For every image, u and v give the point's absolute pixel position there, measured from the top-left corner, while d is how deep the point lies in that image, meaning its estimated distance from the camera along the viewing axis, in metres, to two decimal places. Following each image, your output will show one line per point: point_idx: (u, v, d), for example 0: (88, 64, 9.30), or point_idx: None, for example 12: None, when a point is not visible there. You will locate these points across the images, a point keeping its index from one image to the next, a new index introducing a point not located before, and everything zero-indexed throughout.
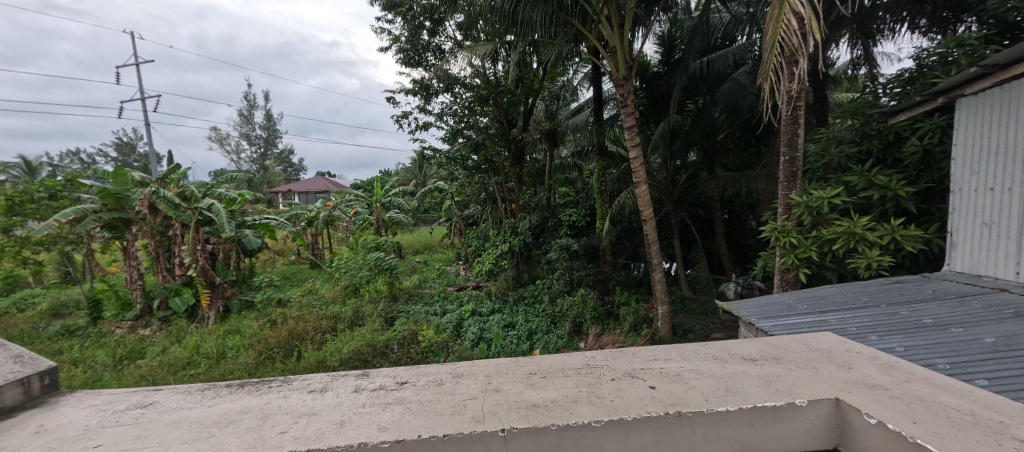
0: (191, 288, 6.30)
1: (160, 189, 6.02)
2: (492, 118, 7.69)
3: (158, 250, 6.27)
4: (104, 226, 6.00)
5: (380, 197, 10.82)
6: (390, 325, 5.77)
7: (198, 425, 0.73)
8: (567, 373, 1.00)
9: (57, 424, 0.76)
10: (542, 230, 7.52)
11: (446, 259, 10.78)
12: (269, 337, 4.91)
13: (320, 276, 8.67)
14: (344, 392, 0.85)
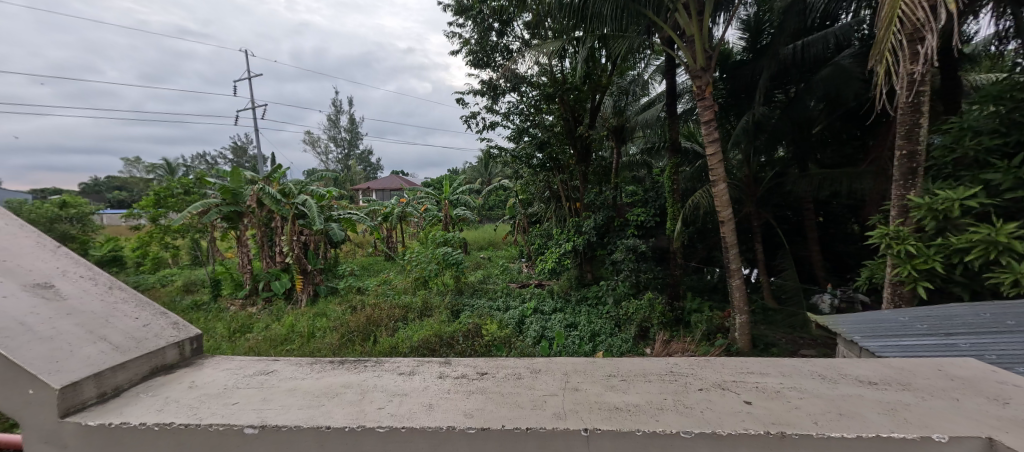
0: (288, 273, 7.14)
1: (266, 186, 6.93)
2: (558, 116, 7.54)
3: (264, 239, 7.22)
4: (222, 218, 7.01)
5: (448, 195, 11.35)
6: (456, 318, 6.03)
7: (310, 395, 0.83)
8: (649, 378, 0.96)
9: (204, 381, 0.91)
10: (607, 230, 7.29)
11: (509, 256, 10.99)
12: (351, 322, 5.43)
13: (393, 268, 9.32)
14: (428, 377, 0.91)
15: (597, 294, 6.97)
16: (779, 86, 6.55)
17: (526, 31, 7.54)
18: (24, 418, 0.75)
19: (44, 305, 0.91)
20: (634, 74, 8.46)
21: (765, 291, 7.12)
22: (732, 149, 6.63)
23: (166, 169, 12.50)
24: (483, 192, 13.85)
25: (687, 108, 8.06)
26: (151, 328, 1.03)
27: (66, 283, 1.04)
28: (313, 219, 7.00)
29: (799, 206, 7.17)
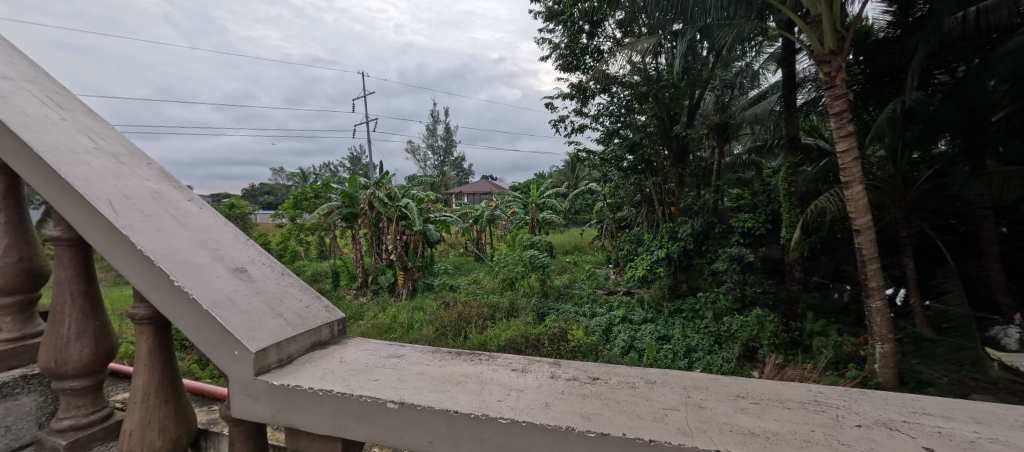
0: (392, 269, 8.01)
1: (376, 191, 7.83)
2: (652, 115, 7.40)
3: (374, 238, 8.15)
4: (341, 218, 8.07)
5: (534, 198, 11.69)
6: (541, 320, 6.25)
7: (436, 378, 0.85)
8: (788, 406, 0.84)
9: (351, 358, 1.04)
10: (705, 237, 7.19)
11: (595, 263, 10.95)
12: (444, 317, 5.92)
13: (482, 269, 9.93)
14: (538, 375, 0.88)
15: (693, 308, 6.74)
16: (940, 65, 5.52)
17: (619, 31, 7.95)
18: (231, 374, 0.95)
19: (242, 285, 1.14)
20: (742, 65, 7.86)
21: (918, 318, 5.86)
22: (873, 143, 5.93)
23: (297, 174, 14.80)
24: (570, 196, 13.96)
25: (811, 98, 7.10)
26: (310, 310, 1.25)
27: (253, 266, 1.28)
28: (413, 220, 7.81)
29: (971, 215, 5.78)
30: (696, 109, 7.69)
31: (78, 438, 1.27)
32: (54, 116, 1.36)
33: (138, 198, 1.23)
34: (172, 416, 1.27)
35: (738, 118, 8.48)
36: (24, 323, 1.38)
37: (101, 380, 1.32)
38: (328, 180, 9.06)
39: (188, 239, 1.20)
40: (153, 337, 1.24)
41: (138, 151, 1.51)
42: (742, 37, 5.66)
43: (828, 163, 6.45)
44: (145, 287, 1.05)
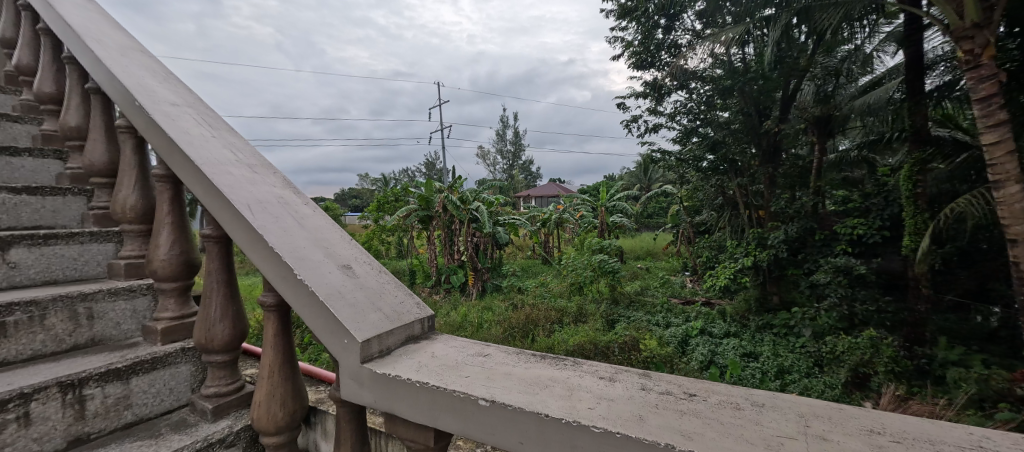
0: (463, 269, 8.35)
1: (449, 195, 8.17)
2: (737, 111, 7.02)
3: (447, 239, 8.54)
4: (418, 221, 8.53)
5: (604, 201, 11.44)
6: (611, 328, 6.09)
7: (525, 380, 0.86)
8: (941, 451, 0.70)
9: (442, 353, 1.10)
10: (802, 244, 6.50)
11: (670, 270, 10.43)
12: (512, 318, 6.00)
13: (550, 272, 10.00)
14: (629, 386, 0.84)
15: (787, 324, 6.05)
16: None
17: (698, 22, 7.65)
18: (341, 360, 1.06)
19: (349, 280, 1.27)
20: (849, 47, 6.22)
21: None
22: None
23: (382, 179, 16.08)
24: (642, 199, 13.43)
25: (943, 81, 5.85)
26: (405, 306, 1.34)
27: (359, 263, 1.41)
28: (484, 223, 8.10)
29: None
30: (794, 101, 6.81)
31: (222, 402, 1.54)
32: (206, 134, 1.63)
33: (269, 203, 1.43)
34: (290, 393, 1.45)
35: (844, 109, 6.80)
36: (182, 305, 1.71)
37: (236, 355, 1.57)
38: (406, 185, 9.69)
39: (307, 239, 1.36)
40: (276, 323, 1.42)
41: (267, 162, 1.75)
42: (851, 16, 5.27)
43: (969, 158, 5.23)
44: (274, 280, 1.22)
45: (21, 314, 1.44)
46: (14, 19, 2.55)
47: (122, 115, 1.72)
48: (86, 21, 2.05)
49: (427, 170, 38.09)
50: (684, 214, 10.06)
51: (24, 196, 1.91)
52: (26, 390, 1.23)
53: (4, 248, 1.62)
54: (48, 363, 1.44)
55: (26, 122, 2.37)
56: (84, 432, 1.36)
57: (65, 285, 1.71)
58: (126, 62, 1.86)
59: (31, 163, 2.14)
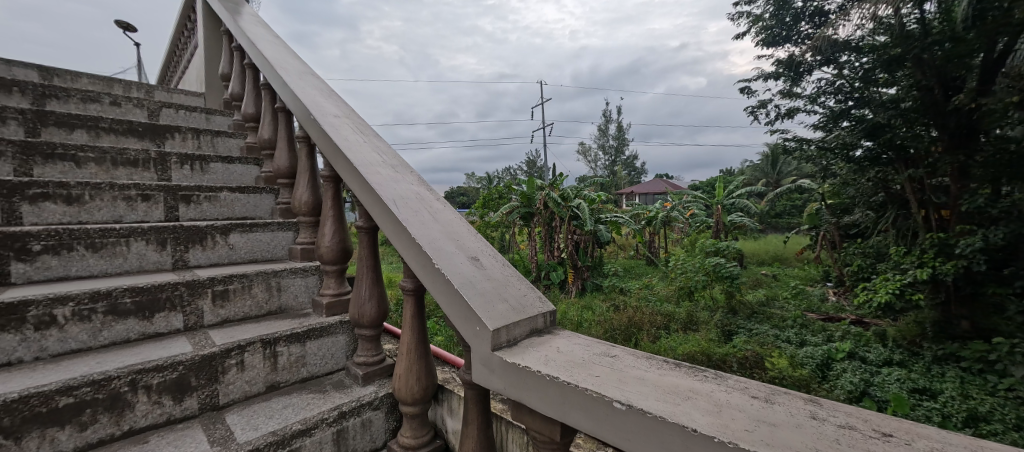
0: (563, 266, 8.30)
1: (549, 192, 8.20)
2: (911, 85, 5.71)
3: (547, 236, 8.52)
4: (520, 218, 8.72)
5: (720, 198, 10.29)
6: (728, 340, 5.45)
7: (664, 387, 0.80)
8: None
9: (566, 347, 1.09)
10: (1012, 254, 4.92)
11: (804, 280, 8.90)
12: (614, 319, 5.75)
13: (656, 274, 9.36)
14: (793, 411, 0.72)
15: (983, 358, 4.66)
16: None
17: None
18: (474, 346, 1.14)
19: (477, 270, 1.34)
20: None
21: None
22: None
23: (484, 178, 16.83)
24: (768, 196, 11.75)
25: None
26: (528, 299, 1.35)
27: (486, 254, 1.48)
28: (585, 220, 7.98)
29: None
30: (1004, 65, 5.01)
31: (370, 370, 1.79)
32: (360, 140, 1.89)
33: (408, 198, 1.59)
34: (424, 369, 1.62)
35: None
36: (339, 285, 2.03)
37: (379, 330, 1.81)
38: (509, 183, 9.99)
39: (441, 231, 1.48)
40: (414, 306, 1.59)
41: (404, 162, 1.96)
42: None
43: None
44: (416, 267, 1.36)
45: (237, 283, 1.87)
46: (228, 57, 3.31)
47: (300, 127, 2.09)
48: (276, 53, 2.56)
49: (528, 168, 38.82)
50: (827, 214, 8.44)
51: (237, 194, 2.47)
52: (241, 343, 1.60)
53: (227, 233, 2.12)
54: (254, 323, 1.85)
55: (234, 136, 3.05)
56: (275, 381, 1.70)
57: (262, 263, 2.17)
58: (303, 83, 2.27)
59: (239, 168, 2.75)
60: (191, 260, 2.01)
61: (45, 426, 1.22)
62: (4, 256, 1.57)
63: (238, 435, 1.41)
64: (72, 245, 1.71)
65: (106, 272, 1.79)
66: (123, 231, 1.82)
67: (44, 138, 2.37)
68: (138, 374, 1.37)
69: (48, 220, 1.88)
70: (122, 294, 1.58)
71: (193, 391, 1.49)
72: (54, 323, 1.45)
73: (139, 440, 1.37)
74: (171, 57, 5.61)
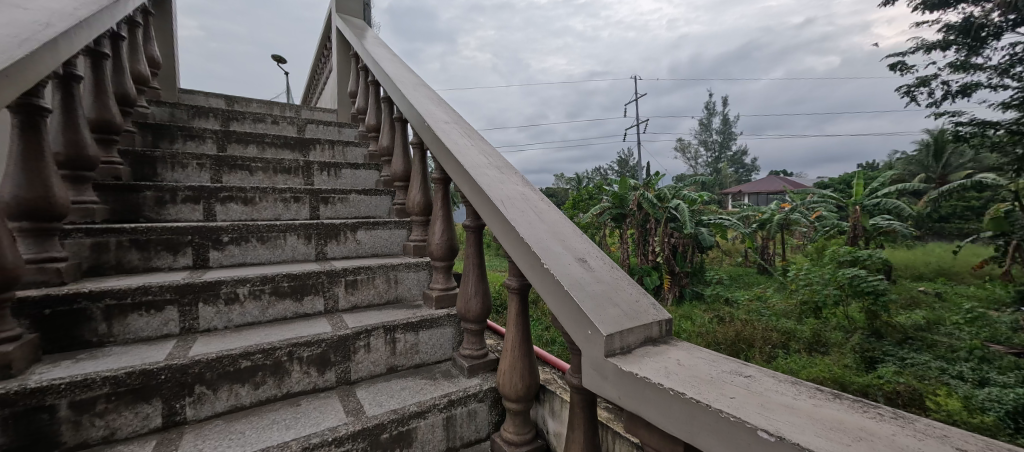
0: (658, 271, 7.68)
1: (645, 192, 7.71)
2: None
3: (640, 239, 7.93)
4: (611, 219, 8.32)
5: (859, 198, 8.41)
6: (868, 369, 4.52)
7: (827, 423, 0.68)
8: None
9: (688, 360, 1.00)
10: None
11: (982, 301, 6.97)
12: (719, 332, 5.19)
13: (771, 284, 8.16)
14: None
15: None
16: None
17: None
18: (585, 350, 1.11)
19: (586, 273, 1.29)
20: None
21: None
22: None
23: (573, 179, 16.57)
24: (929, 195, 9.52)
25: None
26: (641, 304, 1.25)
27: (594, 256, 1.43)
28: (685, 223, 7.37)
29: None
30: None
31: (474, 363, 1.88)
32: (468, 143, 1.99)
33: (514, 199, 1.62)
34: (526, 368, 1.63)
35: None
36: (447, 281, 2.16)
37: (483, 326, 1.90)
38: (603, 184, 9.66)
39: (546, 231, 1.47)
40: (518, 305, 1.62)
41: (508, 163, 2.00)
42: None
43: None
44: (524, 266, 1.38)
45: (364, 275, 2.10)
46: (356, 77, 3.77)
47: (415, 133, 2.27)
48: (394, 68, 2.83)
49: (621, 168, 37.21)
50: None
51: (363, 196, 2.78)
52: (368, 327, 1.80)
53: (356, 229, 2.39)
54: (377, 310, 2.07)
55: (359, 145, 3.46)
56: (394, 364, 1.87)
57: (382, 258, 2.40)
58: (417, 94, 2.47)
59: (364, 173, 3.11)
60: (329, 252, 2.33)
61: (232, 382, 1.51)
62: (205, 245, 2.00)
63: (366, 409, 1.59)
64: (247, 237, 2.09)
65: (270, 260, 2.16)
66: (282, 226, 2.18)
67: (228, 152, 2.96)
68: (294, 346, 1.63)
69: (232, 217, 2.35)
70: (281, 279, 1.88)
71: (332, 365, 1.72)
72: (237, 300, 1.80)
73: (293, 402, 1.62)
74: (312, 80, 6.60)
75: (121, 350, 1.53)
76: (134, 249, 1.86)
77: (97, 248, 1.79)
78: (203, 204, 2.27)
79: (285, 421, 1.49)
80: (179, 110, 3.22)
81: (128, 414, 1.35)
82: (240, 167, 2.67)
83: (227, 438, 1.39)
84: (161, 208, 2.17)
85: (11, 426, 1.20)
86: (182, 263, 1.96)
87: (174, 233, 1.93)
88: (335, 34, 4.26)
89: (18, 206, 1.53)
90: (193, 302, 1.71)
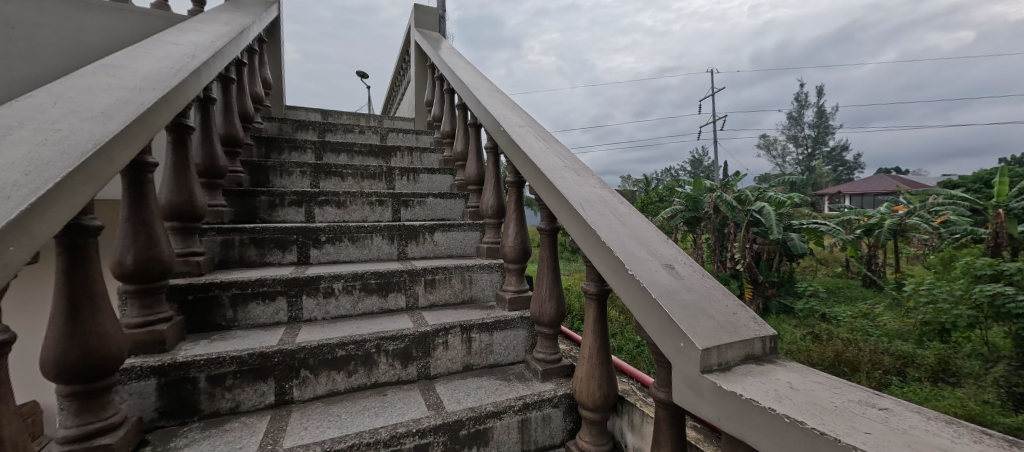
0: (738, 280, 6.81)
1: (723, 194, 7.16)
2: None
3: (716, 244, 7.31)
4: (684, 222, 7.87)
5: (1003, 198, 6.90)
6: (1018, 408, 3.68)
7: None
8: None
9: (801, 384, 0.89)
10: None
11: None
12: (813, 351, 4.58)
13: (881, 299, 7.02)
14: None
15: None
16: None
17: None
18: (676, 364, 1.04)
19: (674, 281, 1.20)
20: None
21: None
22: None
23: (642, 180, 15.89)
24: None
25: None
26: (738, 317, 1.13)
27: (682, 263, 1.32)
28: (770, 227, 6.65)
29: None
30: None
31: (548, 368, 1.85)
32: (543, 147, 1.97)
33: (592, 201, 1.57)
34: (603, 377, 1.57)
35: None
36: (519, 283, 2.17)
37: (558, 330, 1.87)
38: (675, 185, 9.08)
39: (628, 235, 1.40)
40: (596, 311, 1.57)
41: (583, 165, 1.96)
42: None
43: None
44: (606, 272, 1.33)
45: (441, 275, 2.19)
46: (432, 86, 3.97)
47: (490, 138, 2.33)
48: (469, 75, 2.92)
49: (698, 169, 34.81)
50: None
51: (440, 199, 2.90)
52: (447, 325, 1.86)
53: (434, 231, 2.51)
54: (453, 309, 2.14)
55: (435, 151, 3.62)
56: (470, 363, 1.92)
57: (457, 259, 2.49)
58: (492, 99, 2.52)
59: (439, 177, 3.25)
60: (410, 252, 2.46)
61: (330, 369, 1.66)
62: (307, 243, 2.23)
63: (445, 405, 1.64)
64: (340, 237, 2.30)
65: (359, 258, 2.35)
66: (369, 227, 2.34)
67: (324, 160, 3.28)
68: (381, 339, 1.74)
69: (328, 219, 2.60)
70: (369, 276, 2.03)
71: (414, 360, 1.81)
72: (332, 294, 1.97)
73: (380, 391, 1.73)
74: (391, 92, 7.09)
75: (243, 334, 1.75)
76: (253, 246, 2.13)
77: (225, 244, 2.08)
78: (305, 207, 2.53)
79: (373, 409, 1.60)
80: (285, 124, 3.64)
81: (250, 390, 1.55)
82: (334, 174, 2.93)
83: (327, 420, 1.52)
84: (273, 210, 2.47)
85: (164, 393, 1.43)
86: (288, 259, 2.20)
87: (282, 232, 2.17)
88: (413, 48, 4.54)
89: (171, 209, 1.84)
90: (298, 294, 1.91)
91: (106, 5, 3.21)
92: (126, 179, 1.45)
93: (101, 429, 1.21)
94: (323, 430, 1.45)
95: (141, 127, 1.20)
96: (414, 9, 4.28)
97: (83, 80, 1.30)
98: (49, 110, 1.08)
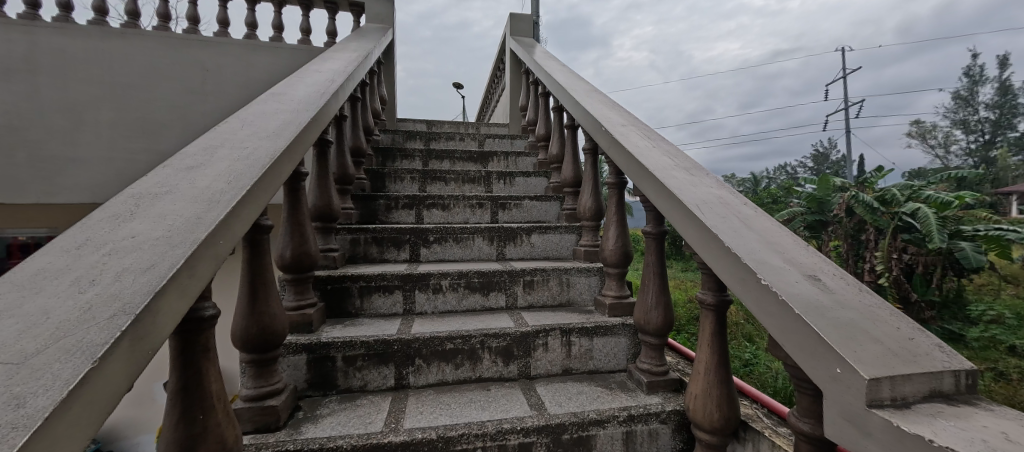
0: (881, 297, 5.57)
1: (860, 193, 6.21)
2: None
3: (849, 253, 6.24)
4: (806, 228, 7.02)
5: None
6: None
7: None
8: None
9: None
10: None
11: None
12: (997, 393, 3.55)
13: None
14: None
15: None
16: None
17: None
18: (830, 392, 0.89)
19: (821, 295, 1.03)
20: None
21: None
22: None
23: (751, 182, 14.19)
24: None
25: None
26: (914, 342, 0.92)
27: (827, 273, 1.14)
28: (929, 233, 5.32)
29: None
30: None
31: (654, 380, 1.73)
32: (649, 145, 1.86)
33: (710, 203, 1.43)
34: (723, 398, 1.42)
35: None
36: (620, 289, 2.08)
37: (664, 341, 1.75)
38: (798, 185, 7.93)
39: (755, 241, 1.24)
40: (713, 323, 1.43)
41: (694, 163, 1.80)
42: None
43: None
44: (730, 280, 1.20)
45: (540, 276, 2.20)
46: (527, 91, 4.05)
47: (589, 139, 2.28)
48: (565, 77, 2.91)
49: (828, 168, 29.93)
50: None
51: (537, 202, 2.94)
52: (547, 327, 1.87)
53: (532, 233, 2.53)
54: (550, 311, 2.14)
55: (529, 155, 3.68)
56: (569, 367, 1.89)
57: (554, 262, 2.48)
58: (592, 99, 2.47)
59: (534, 180, 3.29)
60: (509, 253, 2.53)
61: (440, 360, 1.77)
62: (418, 242, 2.43)
63: (547, 406, 1.64)
64: (446, 237, 2.45)
65: (462, 258, 2.48)
66: (471, 228, 2.47)
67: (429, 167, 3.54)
68: (485, 336, 1.81)
69: (435, 220, 2.79)
70: (471, 275, 2.13)
71: (515, 358, 1.84)
72: (440, 290, 2.11)
73: (484, 385, 1.79)
74: (486, 100, 7.39)
75: (368, 322, 1.97)
76: (374, 244, 2.39)
77: (353, 242, 2.36)
78: (415, 209, 2.76)
79: (479, 402, 1.66)
80: (397, 135, 4.01)
81: (375, 373, 1.72)
82: (439, 179, 3.14)
83: (438, 407, 1.62)
84: (390, 213, 2.74)
85: (312, 368, 1.67)
86: (402, 256, 2.42)
87: (398, 232, 2.40)
88: (508, 56, 4.68)
89: (315, 211, 2.15)
90: (412, 289, 2.08)
91: (269, 45, 3.87)
92: (287, 185, 1.72)
93: (269, 392, 1.45)
94: (437, 416, 1.55)
95: (299, 142, 1.43)
96: (509, 18, 4.41)
97: (259, 106, 1.58)
98: (238, 132, 1.33)
